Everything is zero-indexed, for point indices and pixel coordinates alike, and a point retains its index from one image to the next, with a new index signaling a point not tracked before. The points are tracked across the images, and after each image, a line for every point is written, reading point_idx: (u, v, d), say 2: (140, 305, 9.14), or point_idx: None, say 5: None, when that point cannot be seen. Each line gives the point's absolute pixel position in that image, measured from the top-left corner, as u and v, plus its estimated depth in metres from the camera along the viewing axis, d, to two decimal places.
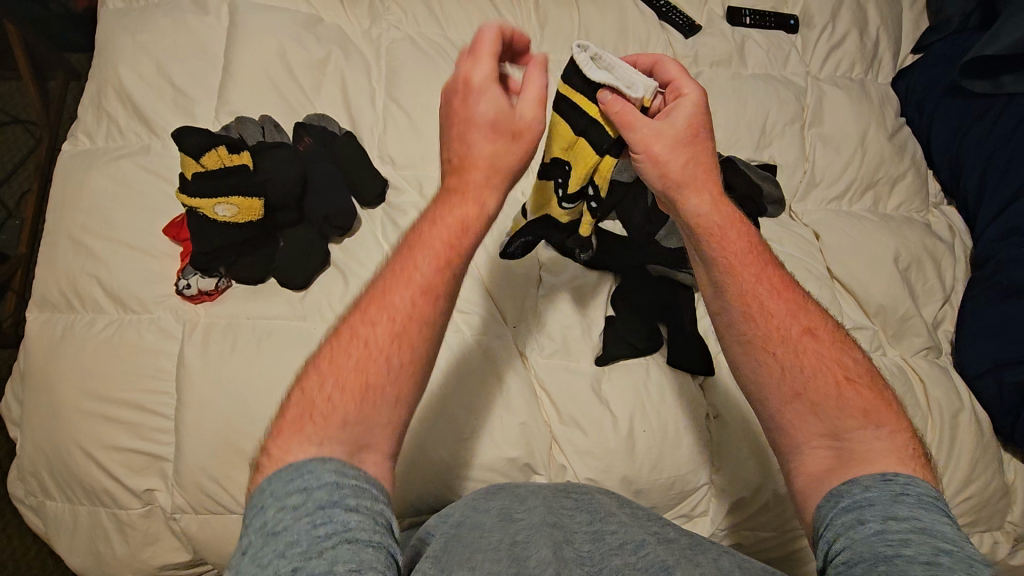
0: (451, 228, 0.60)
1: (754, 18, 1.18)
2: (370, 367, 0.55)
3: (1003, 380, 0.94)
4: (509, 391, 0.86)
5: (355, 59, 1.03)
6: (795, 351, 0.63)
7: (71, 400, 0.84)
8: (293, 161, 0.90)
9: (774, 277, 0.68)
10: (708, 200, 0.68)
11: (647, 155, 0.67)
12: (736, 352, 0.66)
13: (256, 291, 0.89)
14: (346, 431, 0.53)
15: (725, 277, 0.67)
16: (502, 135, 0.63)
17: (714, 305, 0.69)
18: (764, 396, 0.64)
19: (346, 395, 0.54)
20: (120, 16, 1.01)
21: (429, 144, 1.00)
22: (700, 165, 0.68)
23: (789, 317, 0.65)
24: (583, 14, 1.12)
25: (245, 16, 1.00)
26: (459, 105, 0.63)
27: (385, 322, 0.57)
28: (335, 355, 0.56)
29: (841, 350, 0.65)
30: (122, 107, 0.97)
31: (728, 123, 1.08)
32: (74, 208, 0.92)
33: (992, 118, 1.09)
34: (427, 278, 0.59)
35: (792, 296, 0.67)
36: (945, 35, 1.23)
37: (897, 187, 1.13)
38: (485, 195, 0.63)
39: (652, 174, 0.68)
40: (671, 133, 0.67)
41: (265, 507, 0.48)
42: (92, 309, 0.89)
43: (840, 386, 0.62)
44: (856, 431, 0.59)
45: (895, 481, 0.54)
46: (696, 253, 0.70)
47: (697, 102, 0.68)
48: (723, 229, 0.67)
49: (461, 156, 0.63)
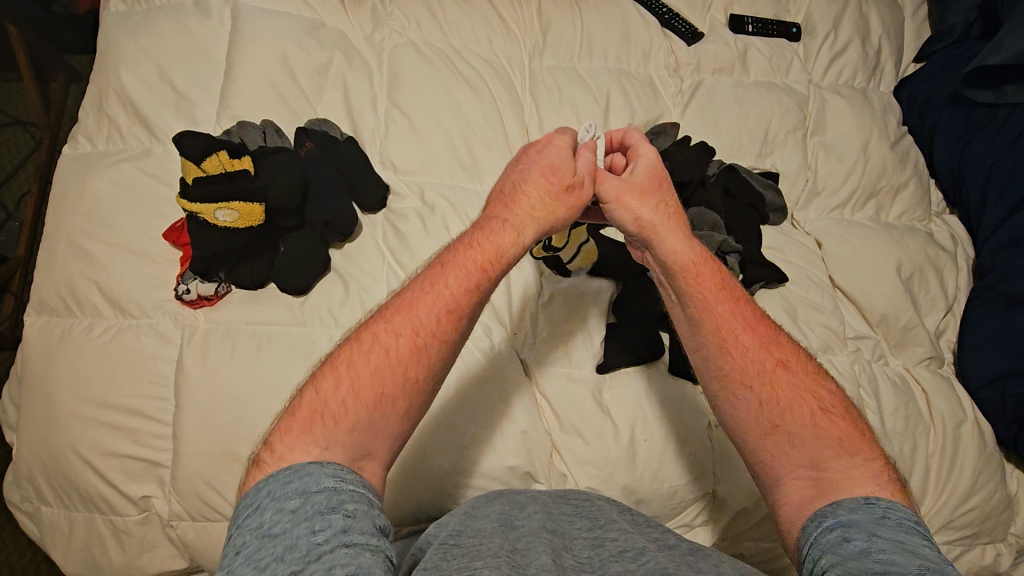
0: (489, 253, 0.64)
1: (757, 26, 1.18)
2: (386, 377, 0.57)
3: (1005, 391, 0.94)
4: (512, 399, 0.86)
5: (358, 65, 1.02)
6: (766, 386, 0.64)
7: (70, 405, 0.84)
8: (295, 165, 0.90)
9: (747, 311, 0.68)
10: (678, 240, 0.70)
11: (618, 204, 0.70)
12: (712, 386, 0.66)
13: (256, 296, 0.89)
14: (352, 438, 0.54)
15: (701, 311, 0.67)
16: (556, 181, 0.69)
17: (690, 342, 0.69)
18: (741, 427, 0.64)
19: (360, 398, 0.55)
20: (122, 20, 1.01)
21: (430, 150, 1.00)
22: (666, 212, 0.71)
23: (760, 350, 0.65)
24: (586, 20, 1.12)
25: (247, 20, 0.99)
26: (529, 155, 0.71)
27: (407, 334, 0.59)
28: (354, 360, 0.57)
29: (813, 382, 0.65)
30: (124, 110, 0.97)
31: (730, 132, 1.09)
32: (74, 211, 0.91)
33: (994, 129, 1.08)
34: (456, 298, 0.61)
35: (765, 330, 0.67)
36: (946, 45, 1.23)
37: (900, 196, 1.13)
38: (524, 226, 0.66)
39: (624, 217, 0.70)
40: (636, 184, 0.71)
41: (262, 509, 0.47)
42: (91, 313, 0.88)
43: (816, 416, 0.62)
44: (832, 461, 0.59)
45: (877, 505, 0.55)
46: (671, 291, 0.70)
47: (653, 162, 0.74)
48: (698, 266, 0.68)
49: (513, 186, 0.69)
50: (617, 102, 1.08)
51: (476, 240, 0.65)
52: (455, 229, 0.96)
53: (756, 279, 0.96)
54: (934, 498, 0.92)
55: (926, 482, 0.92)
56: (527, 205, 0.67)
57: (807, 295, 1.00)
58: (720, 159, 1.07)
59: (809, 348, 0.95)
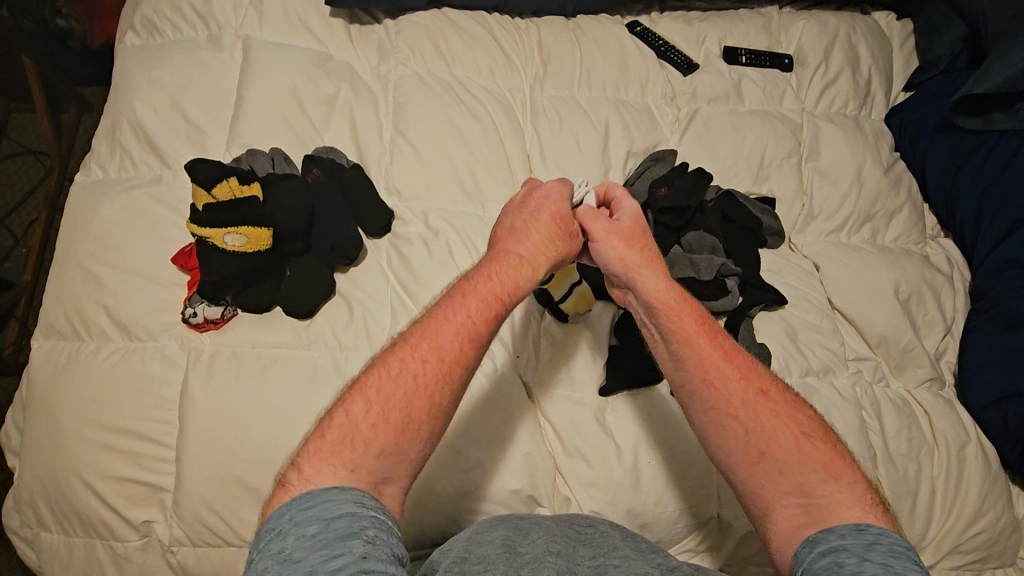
0: (508, 286, 0.68)
1: (750, 57, 1.21)
2: (414, 402, 0.59)
3: (1007, 412, 0.94)
4: (515, 423, 0.86)
5: (364, 95, 1.06)
6: (749, 414, 0.65)
7: (73, 428, 0.84)
8: (302, 193, 0.92)
9: (726, 344, 0.71)
10: (658, 280, 0.73)
11: (605, 245, 0.75)
12: (702, 419, 0.67)
13: (262, 320, 0.90)
14: (381, 460, 0.56)
15: (683, 346, 0.69)
16: (557, 210, 0.76)
17: (674, 376, 0.70)
18: (730, 456, 0.65)
19: (389, 424, 0.58)
20: (138, 54, 1.05)
21: (434, 175, 1.02)
22: (650, 255, 0.75)
23: (742, 380, 0.67)
24: (585, 53, 1.16)
25: (258, 53, 1.03)
26: (526, 194, 0.78)
27: (434, 360, 0.61)
28: (383, 384, 0.59)
29: (794, 409, 0.67)
30: (136, 139, 1.00)
31: (725, 158, 1.11)
32: (84, 236, 0.93)
33: (984, 155, 1.11)
34: (477, 327, 0.64)
35: (743, 362, 0.69)
36: (934, 74, 1.26)
37: (895, 220, 1.14)
38: (536, 262, 0.71)
39: (612, 260, 0.75)
40: (622, 229, 0.76)
41: (284, 534, 0.49)
42: (98, 337, 0.89)
43: (799, 441, 0.64)
44: (818, 485, 0.61)
45: (867, 531, 0.55)
46: (655, 331, 0.73)
47: (636, 212, 0.78)
48: (677, 302, 0.71)
49: (511, 222, 0.75)
50: (616, 131, 1.11)
51: (494, 270, 0.68)
52: (458, 253, 0.97)
53: (756, 301, 0.98)
54: (936, 521, 0.92)
55: (931, 505, 0.92)
56: (536, 241, 0.72)
57: (806, 318, 1.01)
58: (717, 185, 1.09)
59: (810, 370, 0.96)
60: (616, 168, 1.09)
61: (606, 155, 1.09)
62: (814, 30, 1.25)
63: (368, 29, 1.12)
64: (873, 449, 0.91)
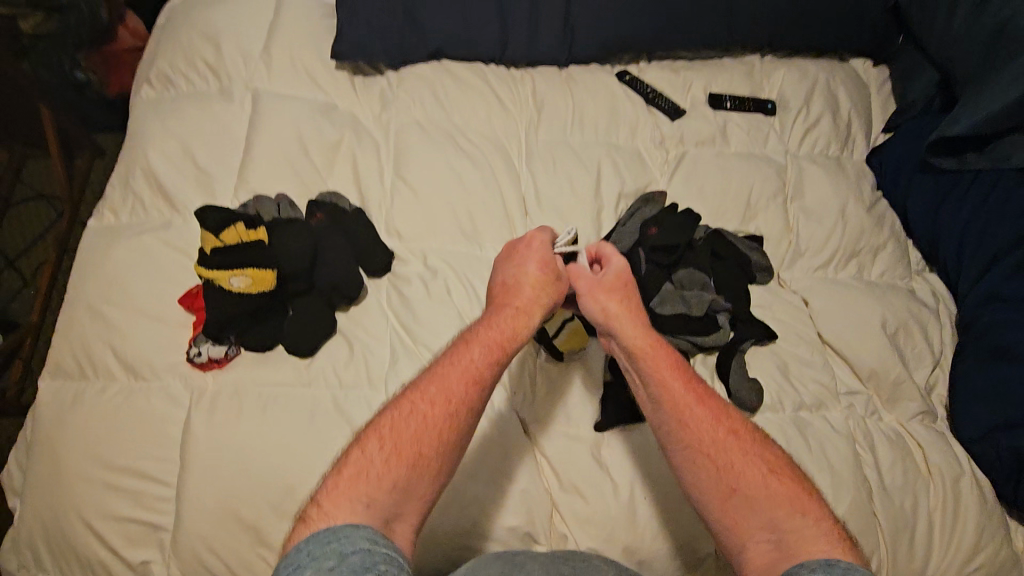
0: (507, 333, 0.75)
1: (734, 103, 1.27)
2: (424, 440, 0.65)
3: (1001, 445, 0.95)
4: (512, 460, 0.87)
5: (366, 142, 1.11)
6: (721, 452, 0.71)
7: (76, 467, 0.85)
8: (305, 235, 0.96)
9: (699, 387, 0.77)
10: (637, 328, 0.80)
11: (590, 298, 0.83)
12: (676, 458, 0.73)
13: (263, 358, 0.92)
14: (393, 494, 0.62)
15: (659, 390, 0.76)
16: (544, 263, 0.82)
17: (652, 418, 0.76)
18: (703, 495, 0.71)
19: (400, 459, 0.64)
20: (153, 106, 1.11)
21: (432, 217, 1.06)
22: (629, 304, 0.82)
23: (712, 421, 0.73)
24: (577, 100, 1.22)
25: (267, 104, 1.09)
26: (516, 249, 0.85)
27: (442, 401, 0.68)
28: (396, 423, 0.66)
29: (761, 447, 0.73)
30: (148, 185, 1.04)
31: (713, 199, 1.16)
32: (95, 278, 0.97)
33: (961, 192, 1.15)
34: (480, 370, 0.71)
35: (714, 403, 0.76)
36: (911, 116, 1.31)
37: (880, 256, 1.17)
38: (530, 311, 0.78)
39: (596, 312, 0.82)
40: (605, 284, 0.84)
41: (301, 567, 0.51)
42: (105, 376, 0.91)
43: (766, 478, 0.70)
44: (786, 521, 0.67)
45: (837, 565, 0.59)
46: (635, 376, 0.79)
47: (620, 269, 0.85)
48: (655, 349, 0.78)
49: (506, 277, 0.81)
50: (607, 174, 1.15)
51: (494, 319, 0.76)
52: (456, 292, 1.01)
53: (746, 336, 1.01)
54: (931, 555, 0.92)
55: (926, 540, 0.92)
56: (527, 290, 0.80)
57: (797, 352, 1.04)
58: (706, 224, 1.13)
59: (802, 405, 0.99)
60: (608, 209, 1.13)
61: (598, 197, 1.14)
62: (794, 78, 1.32)
63: (371, 81, 1.18)
64: (868, 483, 0.93)
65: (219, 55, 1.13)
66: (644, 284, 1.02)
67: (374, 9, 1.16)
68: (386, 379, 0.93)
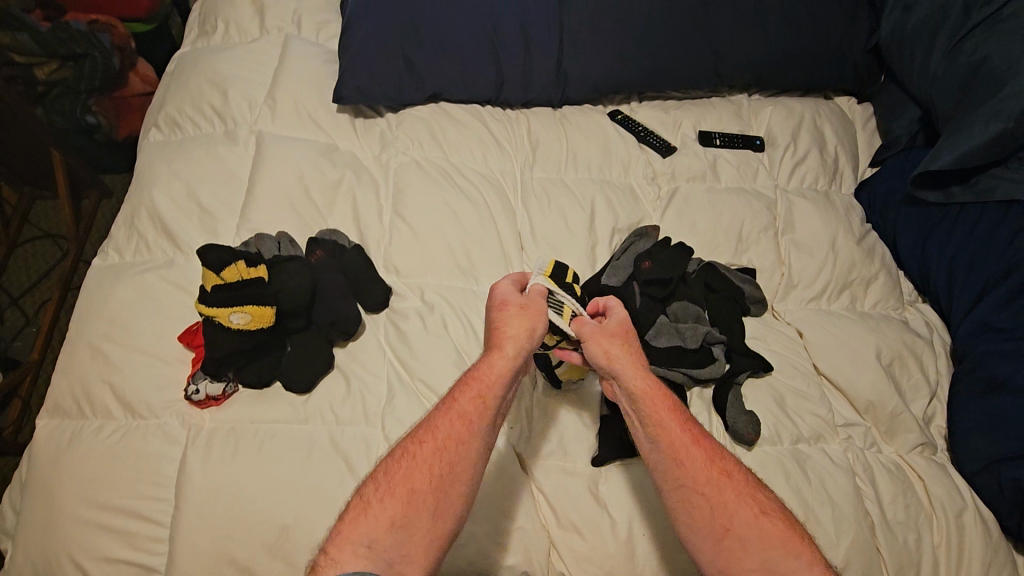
0: (483, 372, 0.79)
1: (723, 139, 1.31)
2: (415, 478, 0.72)
3: (1002, 477, 0.94)
4: (508, 497, 0.87)
5: (365, 181, 1.14)
6: (715, 491, 0.74)
7: (70, 508, 0.85)
8: (305, 273, 0.98)
9: (693, 427, 0.80)
10: (636, 368, 0.82)
11: (593, 342, 0.84)
12: (672, 497, 0.75)
13: (260, 395, 0.93)
14: (391, 531, 0.68)
15: (658, 430, 0.78)
16: (521, 307, 0.83)
17: (651, 458, 0.78)
18: (696, 533, 0.73)
19: (395, 498, 0.70)
20: (160, 150, 1.15)
21: (430, 254, 1.08)
22: (629, 346, 0.84)
23: (706, 460, 0.76)
24: (571, 139, 1.26)
25: (269, 146, 1.13)
26: (499, 293, 0.86)
27: (429, 441, 0.74)
28: (391, 466, 0.73)
29: (754, 488, 0.75)
30: (152, 225, 1.07)
31: (705, 233, 1.18)
32: (97, 317, 0.98)
33: (948, 225, 1.17)
34: (463, 409, 0.76)
35: (708, 444, 0.78)
36: (897, 151, 1.35)
37: (872, 287, 1.19)
38: (509, 348, 0.80)
39: (598, 354, 0.83)
40: (607, 329, 0.85)
41: None
42: (103, 415, 0.92)
43: (759, 518, 0.72)
44: (779, 562, 0.69)
45: None
46: (635, 417, 0.81)
47: (622, 318, 0.87)
48: (654, 390, 0.81)
49: (494, 323, 0.83)
50: (601, 209, 1.18)
51: (476, 363, 0.81)
52: (453, 327, 1.02)
53: (742, 368, 1.01)
54: None
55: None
56: (522, 332, 0.81)
57: (793, 384, 1.04)
58: (699, 258, 1.15)
59: (800, 437, 0.98)
60: (602, 244, 1.15)
61: (592, 232, 1.16)
62: (781, 115, 1.36)
63: (372, 122, 1.23)
64: (869, 517, 0.93)
65: (226, 101, 1.17)
66: (639, 318, 1.03)
67: (374, 56, 1.20)
68: (382, 415, 0.93)
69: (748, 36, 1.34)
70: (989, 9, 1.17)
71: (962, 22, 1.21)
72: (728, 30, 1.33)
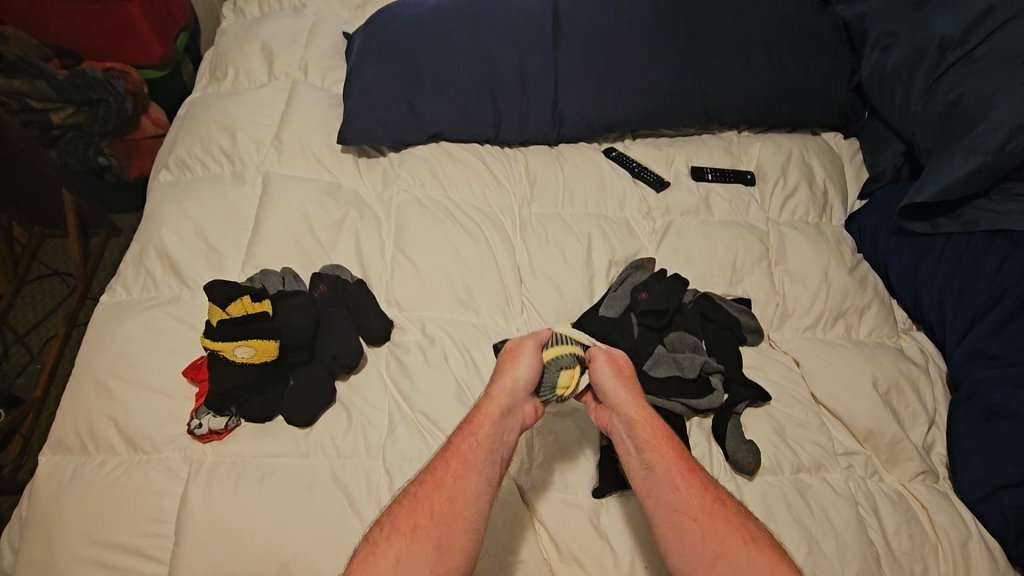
0: (478, 415, 0.84)
1: (715, 174, 1.35)
2: (416, 515, 0.74)
3: (1004, 505, 0.94)
4: (510, 530, 0.86)
5: (368, 218, 1.18)
6: (706, 518, 0.75)
7: (69, 546, 0.84)
8: (308, 307, 1.00)
9: (686, 458, 0.83)
10: (636, 402, 0.89)
11: (605, 370, 0.91)
12: (664, 523, 0.77)
13: (262, 430, 0.93)
14: (396, 567, 0.69)
15: (654, 455, 0.82)
16: (517, 353, 0.90)
17: (645, 484, 0.81)
18: (688, 559, 0.73)
19: (399, 535, 0.72)
20: (169, 191, 1.19)
21: (430, 288, 1.10)
22: (633, 383, 0.92)
23: (700, 487, 0.79)
24: (567, 175, 1.31)
25: (276, 185, 1.17)
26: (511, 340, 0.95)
27: (428, 481, 0.77)
28: (393, 510, 0.75)
29: (744, 517, 0.76)
30: (160, 262, 1.10)
31: (700, 265, 1.21)
32: (103, 353, 1.00)
33: (936, 254, 1.20)
34: (459, 448, 0.80)
35: (699, 475, 0.81)
36: (883, 184, 1.39)
37: (866, 315, 1.20)
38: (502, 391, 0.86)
39: (609, 382, 0.90)
40: (617, 363, 0.93)
41: None
42: (105, 451, 0.92)
43: (747, 546, 0.72)
44: None
45: None
46: (632, 446, 0.85)
47: (627, 360, 0.96)
48: (653, 421, 0.86)
49: (495, 372, 0.90)
50: (598, 242, 1.21)
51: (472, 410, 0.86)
52: (454, 360, 1.03)
53: (740, 398, 1.02)
54: None
55: None
56: (509, 377, 0.87)
57: (792, 413, 1.05)
58: (694, 289, 1.18)
59: (801, 467, 0.98)
60: (600, 276, 1.18)
61: (589, 265, 1.18)
62: (770, 151, 1.40)
63: (375, 162, 1.27)
64: (874, 547, 0.92)
65: (234, 142, 1.22)
66: (637, 350, 1.06)
67: (377, 99, 1.26)
68: (383, 448, 0.93)
69: (735, 77, 1.40)
70: (962, 50, 1.22)
71: (937, 62, 1.26)
72: (715, 72, 1.39)
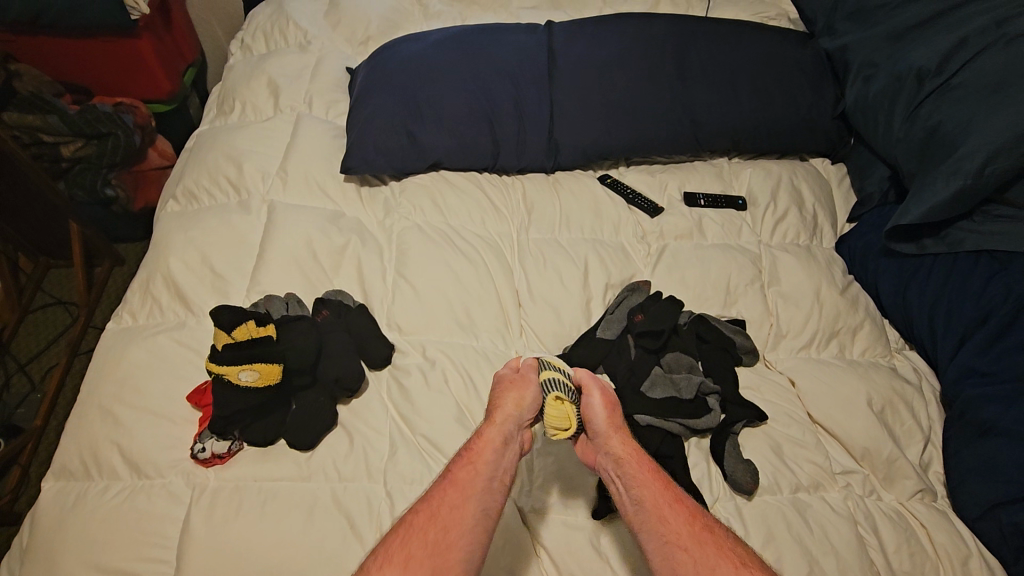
0: (479, 444, 0.85)
1: (708, 200, 1.38)
2: (410, 543, 0.74)
3: (1003, 521, 0.95)
4: (509, 554, 0.87)
5: (370, 245, 1.21)
6: (697, 547, 0.77)
7: (70, 572, 0.84)
8: (310, 332, 1.03)
9: (672, 490, 0.84)
10: (622, 439, 0.89)
11: (592, 407, 0.92)
12: (654, 556, 0.78)
13: (265, 453, 0.94)
14: None
15: (640, 491, 0.83)
16: (519, 381, 0.93)
17: (633, 520, 0.82)
18: None
19: (392, 564, 0.72)
20: (177, 220, 1.22)
21: (431, 313, 1.12)
22: (616, 418, 0.91)
23: (688, 516, 0.80)
24: (563, 202, 1.34)
25: (280, 213, 1.20)
26: (506, 373, 0.96)
27: (423, 510, 0.78)
28: (387, 540, 0.75)
29: (734, 542, 0.78)
30: (166, 289, 1.13)
31: (695, 287, 1.24)
32: (108, 379, 1.01)
33: (924, 274, 1.23)
34: (458, 477, 0.82)
35: (687, 504, 0.82)
36: (871, 208, 1.42)
37: (859, 335, 1.22)
38: (506, 419, 0.88)
39: (598, 417, 0.90)
40: (603, 397, 0.93)
41: None
42: (108, 476, 0.93)
43: (739, 568, 0.74)
44: None
45: None
46: (618, 483, 0.85)
47: (611, 391, 0.96)
48: (638, 456, 0.87)
49: (494, 401, 0.91)
50: (594, 266, 1.23)
51: (470, 440, 0.87)
52: (454, 383, 1.05)
53: (737, 417, 1.04)
54: None
55: None
56: (511, 405, 0.89)
57: (788, 432, 1.06)
58: (689, 310, 1.20)
59: (799, 486, 0.99)
60: (597, 299, 1.20)
61: (586, 288, 1.21)
62: (760, 176, 1.44)
63: (377, 190, 1.31)
64: (873, 566, 0.92)
65: (241, 173, 1.26)
66: (634, 371, 1.08)
67: (379, 131, 1.31)
68: (384, 471, 0.94)
69: (723, 107, 1.45)
70: (939, 79, 1.27)
71: (916, 91, 1.31)
72: (704, 102, 1.44)
